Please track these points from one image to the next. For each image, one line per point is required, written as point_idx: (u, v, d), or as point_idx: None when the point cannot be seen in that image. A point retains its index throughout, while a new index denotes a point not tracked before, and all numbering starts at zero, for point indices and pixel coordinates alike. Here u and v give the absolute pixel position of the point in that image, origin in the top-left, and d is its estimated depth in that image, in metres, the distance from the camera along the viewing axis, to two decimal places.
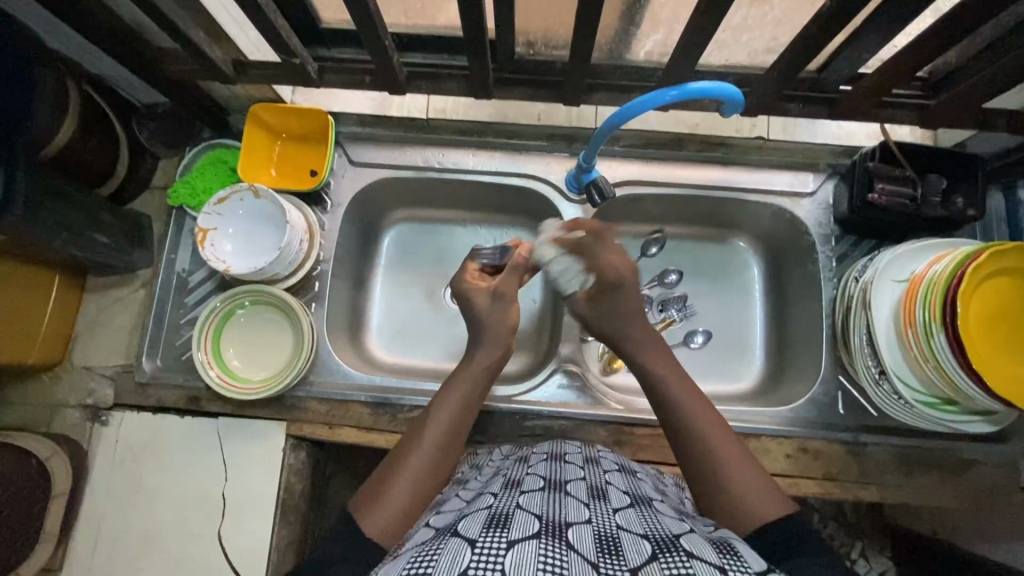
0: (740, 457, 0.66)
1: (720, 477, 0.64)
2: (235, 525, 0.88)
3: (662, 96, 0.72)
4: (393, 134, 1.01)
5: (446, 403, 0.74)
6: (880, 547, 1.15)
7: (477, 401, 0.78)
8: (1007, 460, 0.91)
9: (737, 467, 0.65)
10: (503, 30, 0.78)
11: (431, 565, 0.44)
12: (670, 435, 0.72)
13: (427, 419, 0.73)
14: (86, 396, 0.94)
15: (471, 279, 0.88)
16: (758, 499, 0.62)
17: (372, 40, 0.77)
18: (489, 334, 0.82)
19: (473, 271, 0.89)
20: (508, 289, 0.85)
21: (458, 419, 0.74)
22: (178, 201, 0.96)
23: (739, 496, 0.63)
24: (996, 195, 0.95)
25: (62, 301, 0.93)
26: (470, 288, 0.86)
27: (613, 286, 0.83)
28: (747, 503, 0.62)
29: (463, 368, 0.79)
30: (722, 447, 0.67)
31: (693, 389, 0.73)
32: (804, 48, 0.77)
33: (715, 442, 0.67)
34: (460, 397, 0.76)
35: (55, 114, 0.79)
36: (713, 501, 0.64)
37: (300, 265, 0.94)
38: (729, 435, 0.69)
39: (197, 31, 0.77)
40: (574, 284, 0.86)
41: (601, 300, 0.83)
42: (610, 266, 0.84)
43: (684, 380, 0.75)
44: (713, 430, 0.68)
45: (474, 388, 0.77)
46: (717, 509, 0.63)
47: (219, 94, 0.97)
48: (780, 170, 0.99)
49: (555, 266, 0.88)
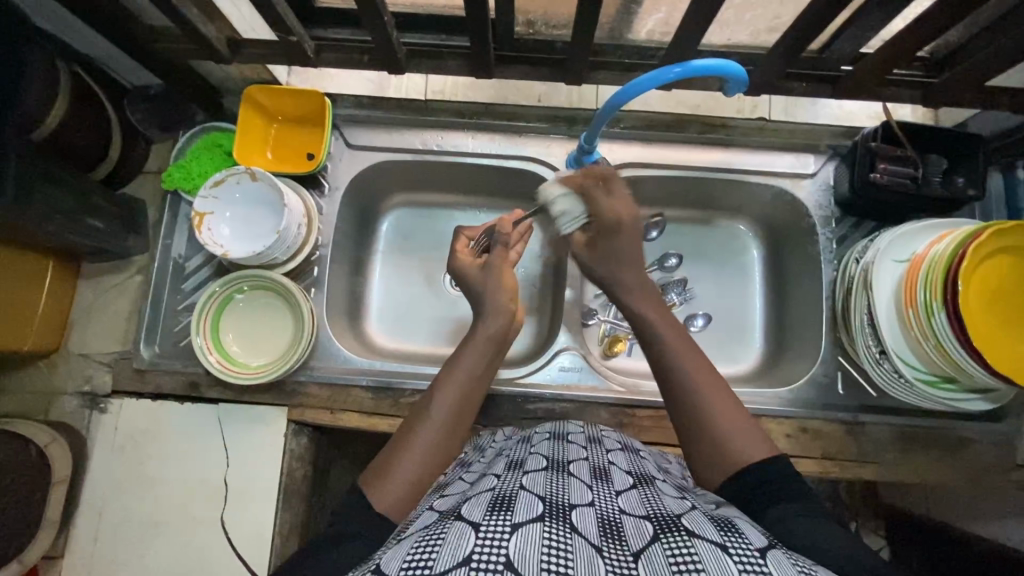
0: (748, 431, 0.64)
1: (714, 432, 0.64)
2: (238, 510, 0.88)
3: (666, 74, 0.70)
4: (392, 116, 0.99)
5: (460, 367, 0.73)
6: (874, 527, 1.16)
7: (487, 372, 0.76)
8: (1005, 438, 0.92)
9: (731, 423, 0.64)
10: (504, 9, 0.76)
11: (435, 550, 0.44)
12: (671, 409, 0.69)
13: (439, 385, 0.72)
14: (83, 383, 0.93)
15: (461, 255, 0.87)
16: (753, 454, 0.62)
17: (372, 19, 0.76)
18: (489, 304, 0.79)
19: (462, 247, 0.89)
20: (495, 259, 0.84)
21: (470, 386, 0.73)
22: (173, 184, 0.94)
23: (733, 450, 0.62)
24: (995, 175, 0.96)
25: (57, 287, 0.92)
26: (461, 265, 0.86)
27: (612, 230, 0.77)
28: (740, 457, 0.62)
29: (471, 340, 0.76)
30: (713, 398, 0.66)
31: (697, 364, 0.69)
32: (807, 27, 0.76)
33: (708, 398, 0.66)
34: (469, 367, 0.73)
35: (45, 96, 0.77)
36: (707, 456, 0.64)
37: (299, 249, 0.93)
38: (721, 385, 0.68)
39: (189, 7, 0.75)
40: (571, 227, 0.80)
41: (599, 244, 0.78)
42: (612, 211, 0.77)
43: (676, 333, 0.72)
44: (721, 405, 0.65)
45: (483, 360, 0.75)
46: (712, 464, 0.63)
47: (212, 76, 0.95)
48: (780, 151, 0.99)
49: (556, 204, 0.79)
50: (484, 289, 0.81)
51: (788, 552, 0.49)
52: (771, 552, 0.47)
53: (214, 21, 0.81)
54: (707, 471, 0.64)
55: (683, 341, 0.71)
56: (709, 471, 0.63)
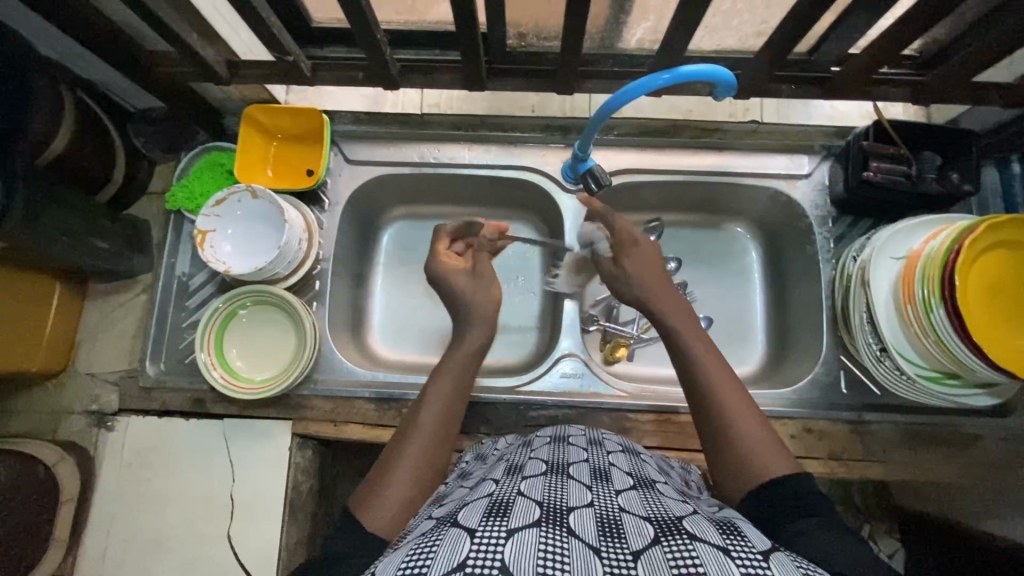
0: (766, 441, 0.65)
1: (731, 437, 0.65)
2: (243, 524, 0.88)
3: (655, 80, 0.71)
4: (389, 131, 1.01)
5: (439, 386, 0.74)
6: (888, 528, 1.14)
7: (467, 388, 0.77)
8: (1012, 433, 0.91)
9: (751, 434, 0.65)
10: (494, 24, 0.78)
11: (431, 557, 0.44)
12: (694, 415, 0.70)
13: (420, 404, 0.73)
14: (91, 402, 0.94)
15: (444, 258, 0.87)
16: (770, 465, 0.62)
17: (365, 37, 0.78)
18: (472, 313, 0.82)
19: (444, 248, 0.89)
20: (483, 267, 0.87)
21: (451, 402, 0.74)
22: (176, 205, 0.96)
23: (750, 460, 0.63)
24: (990, 169, 0.96)
25: (64, 308, 0.94)
26: (447, 271, 0.85)
27: (629, 244, 0.84)
28: (756, 467, 0.63)
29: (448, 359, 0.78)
30: (733, 406, 0.67)
31: (723, 373, 0.70)
32: (792, 31, 0.77)
33: (730, 409, 0.67)
34: (449, 384, 0.75)
35: (48, 124, 0.79)
36: (726, 468, 0.65)
37: (300, 264, 0.94)
38: (741, 394, 0.69)
39: (189, 32, 0.77)
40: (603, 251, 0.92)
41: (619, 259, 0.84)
42: (625, 230, 0.85)
43: (704, 344, 0.73)
44: (742, 417, 0.66)
45: (461, 377, 0.76)
46: (732, 477, 0.64)
47: (212, 96, 0.97)
48: (775, 154, 0.99)
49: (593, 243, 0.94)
50: (473, 297, 0.83)
51: (790, 554, 0.49)
52: (774, 555, 0.47)
53: (212, 45, 0.83)
54: (723, 476, 0.65)
55: (710, 350, 0.73)
56: (725, 474, 0.65)
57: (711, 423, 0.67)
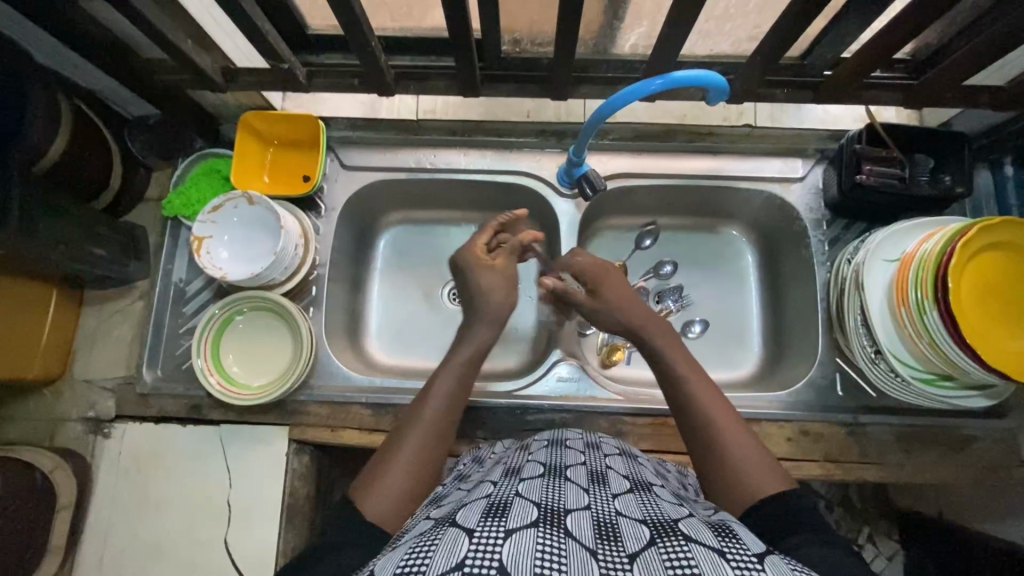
0: (751, 451, 0.66)
1: (718, 448, 0.67)
2: (241, 530, 0.88)
3: (648, 86, 0.71)
4: (385, 137, 1.02)
5: (440, 383, 0.75)
6: (887, 531, 1.14)
7: (467, 385, 0.77)
8: (1007, 434, 0.92)
9: (738, 444, 0.66)
10: (488, 31, 0.79)
11: (429, 557, 0.44)
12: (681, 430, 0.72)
13: (420, 400, 0.73)
14: (87, 409, 0.94)
15: (480, 253, 0.88)
16: (759, 473, 0.63)
17: (360, 44, 0.78)
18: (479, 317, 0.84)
19: (483, 242, 0.89)
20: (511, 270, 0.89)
21: (451, 400, 0.74)
22: (174, 212, 0.97)
23: (736, 468, 0.65)
24: (984, 172, 0.97)
25: (60, 315, 0.94)
26: (484, 266, 0.87)
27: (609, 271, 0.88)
28: (744, 476, 0.64)
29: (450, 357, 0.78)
30: (716, 412, 0.70)
31: (705, 389, 0.73)
32: (783, 36, 0.78)
33: (715, 421, 0.69)
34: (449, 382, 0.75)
35: (45, 131, 0.79)
36: (714, 479, 0.66)
37: (297, 271, 0.95)
38: (724, 403, 0.71)
39: (184, 39, 0.78)
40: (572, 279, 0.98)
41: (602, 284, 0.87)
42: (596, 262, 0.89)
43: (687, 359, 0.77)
44: (728, 428, 0.68)
45: (461, 374, 0.77)
46: (719, 487, 0.65)
47: (209, 104, 0.97)
48: (770, 157, 1.00)
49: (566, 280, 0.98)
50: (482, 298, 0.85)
51: (786, 557, 0.49)
52: (769, 558, 0.47)
53: (208, 52, 0.83)
54: (708, 479, 0.66)
55: (692, 367, 0.76)
56: (713, 485, 0.66)
57: (698, 436, 0.69)
